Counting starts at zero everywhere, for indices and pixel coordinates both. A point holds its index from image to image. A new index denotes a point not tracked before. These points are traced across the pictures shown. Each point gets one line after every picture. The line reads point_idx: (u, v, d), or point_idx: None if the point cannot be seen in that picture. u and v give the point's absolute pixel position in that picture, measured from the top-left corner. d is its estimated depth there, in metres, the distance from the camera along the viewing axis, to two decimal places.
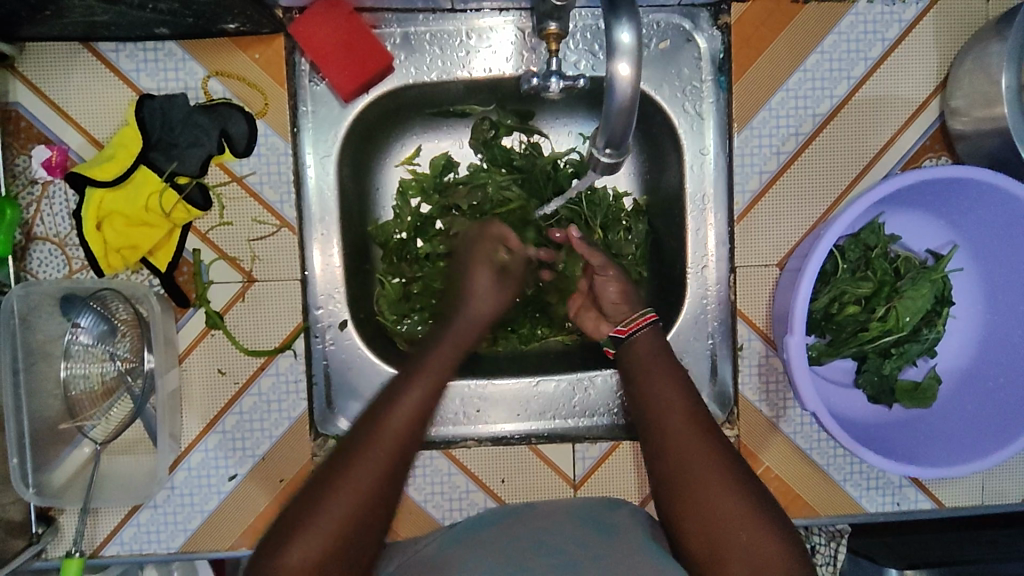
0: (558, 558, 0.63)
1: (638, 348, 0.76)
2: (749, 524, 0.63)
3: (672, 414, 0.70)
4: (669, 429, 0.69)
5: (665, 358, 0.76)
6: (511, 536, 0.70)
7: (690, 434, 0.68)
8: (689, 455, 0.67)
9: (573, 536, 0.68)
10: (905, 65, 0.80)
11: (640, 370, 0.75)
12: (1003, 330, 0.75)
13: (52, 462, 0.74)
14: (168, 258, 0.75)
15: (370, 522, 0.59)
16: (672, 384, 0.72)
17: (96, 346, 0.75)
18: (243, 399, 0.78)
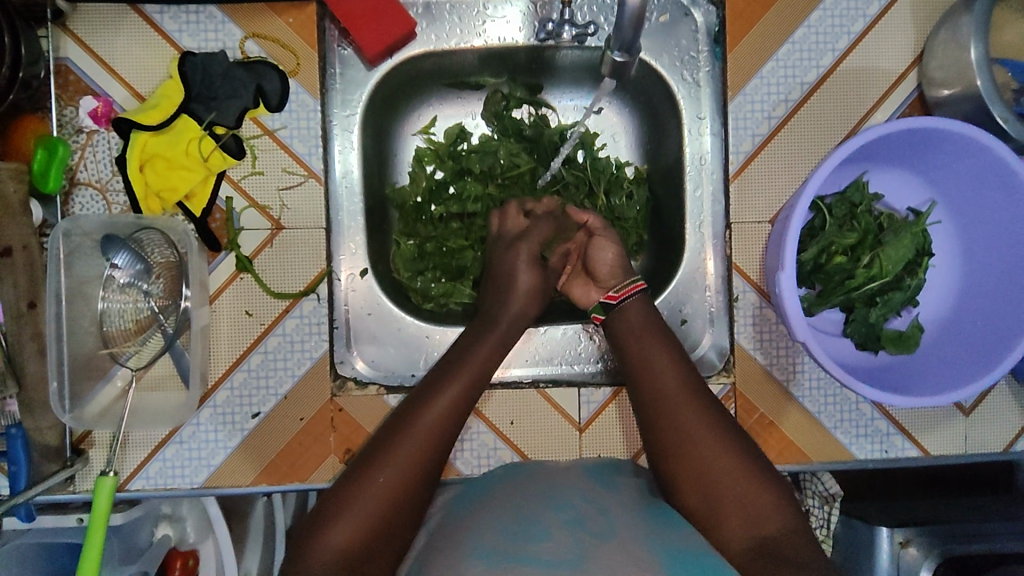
0: (567, 514, 0.65)
1: (628, 313, 0.81)
2: (744, 480, 0.67)
3: (668, 379, 0.75)
4: (667, 394, 0.73)
5: (656, 326, 0.80)
6: (522, 492, 0.72)
7: (686, 398, 0.73)
8: (685, 417, 0.71)
9: (580, 494, 0.70)
10: (885, 39, 0.87)
11: (633, 337, 0.79)
12: (979, 280, 0.81)
13: (87, 394, 0.78)
14: (202, 203, 0.80)
15: (409, 505, 0.67)
16: (666, 353, 0.77)
17: (132, 285, 0.80)
18: (268, 339, 0.82)
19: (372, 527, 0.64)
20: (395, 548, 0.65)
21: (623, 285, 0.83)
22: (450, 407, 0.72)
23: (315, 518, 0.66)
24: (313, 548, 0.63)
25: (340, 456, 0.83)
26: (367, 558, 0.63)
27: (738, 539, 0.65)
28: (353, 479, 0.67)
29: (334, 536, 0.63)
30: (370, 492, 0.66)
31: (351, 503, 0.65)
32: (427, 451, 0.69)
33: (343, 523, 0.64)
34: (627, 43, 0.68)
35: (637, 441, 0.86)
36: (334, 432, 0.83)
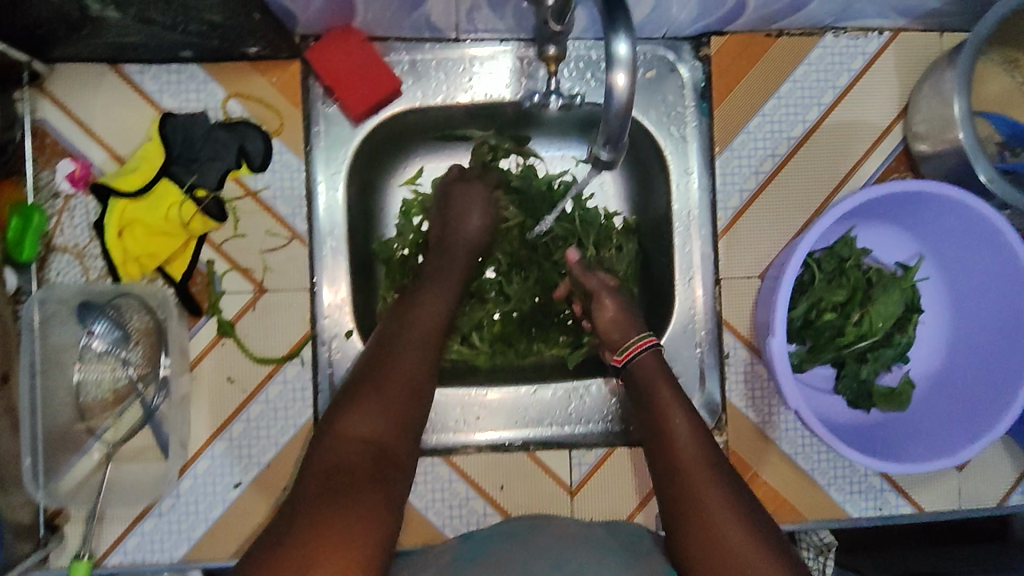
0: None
1: (642, 371, 0.78)
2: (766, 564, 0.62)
3: (685, 448, 0.71)
4: (686, 465, 0.69)
5: (674, 389, 0.76)
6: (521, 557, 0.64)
7: (706, 471, 0.68)
8: (705, 492, 0.67)
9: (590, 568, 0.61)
10: (870, 93, 0.88)
11: (649, 398, 0.76)
12: (969, 336, 0.81)
13: (61, 468, 0.75)
14: (183, 267, 0.78)
15: (420, 393, 0.70)
16: (685, 419, 0.73)
17: (109, 354, 0.77)
18: (250, 406, 0.79)
19: (389, 403, 0.67)
20: (413, 432, 0.68)
21: (627, 348, 0.80)
22: (438, 299, 0.79)
23: (333, 407, 0.67)
24: (336, 439, 0.64)
25: None
26: (390, 443, 0.65)
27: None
28: (364, 374, 0.69)
29: (357, 428, 0.65)
30: (386, 386, 0.68)
31: (373, 383, 0.68)
32: (425, 338, 0.74)
33: (360, 418, 0.65)
34: (614, 140, 0.53)
35: (630, 502, 0.85)
36: None
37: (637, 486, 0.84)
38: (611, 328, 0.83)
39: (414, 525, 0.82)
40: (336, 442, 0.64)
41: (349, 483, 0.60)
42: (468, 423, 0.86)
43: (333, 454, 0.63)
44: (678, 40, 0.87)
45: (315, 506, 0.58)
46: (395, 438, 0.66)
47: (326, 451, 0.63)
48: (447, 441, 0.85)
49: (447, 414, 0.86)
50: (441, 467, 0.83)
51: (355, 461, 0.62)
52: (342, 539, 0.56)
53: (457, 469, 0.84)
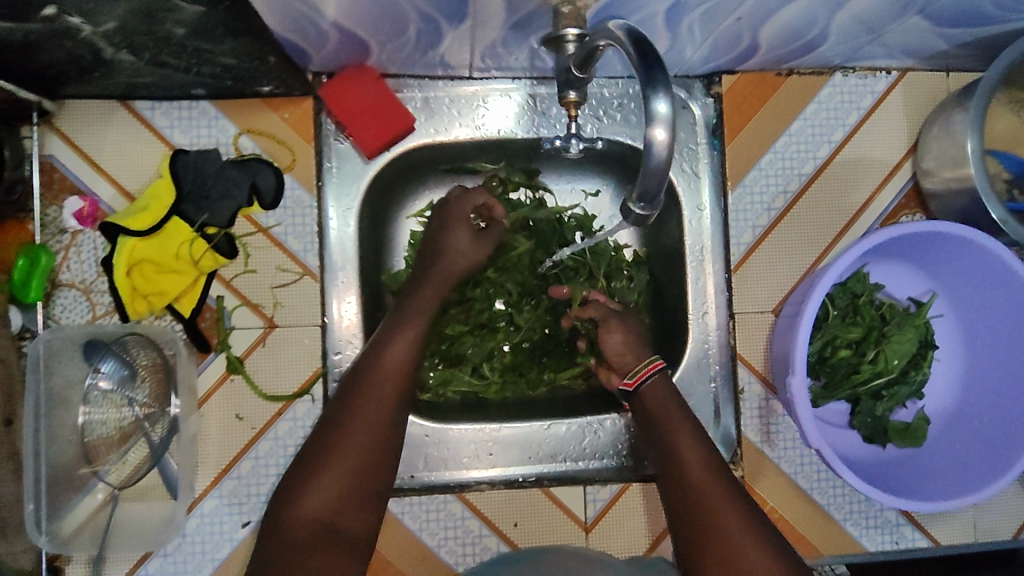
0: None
1: (653, 397, 0.76)
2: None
3: (700, 473, 0.71)
4: (706, 493, 0.69)
5: (684, 410, 0.75)
6: None
7: (727, 497, 0.69)
8: (724, 521, 0.67)
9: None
10: (879, 131, 0.89)
11: (660, 420, 0.75)
12: (983, 372, 0.81)
13: (64, 508, 0.74)
14: (192, 303, 0.77)
15: (383, 455, 0.70)
16: (698, 443, 0.73)
17: (116, 392, 0.76)
18: (260, 443, 0.78)
19: (347, 482, 0.67)
20: (374, 498, 0.69)
21: (637, 370, 0.77)
22: (411, 339, 0.74)
23: (289, 481, 0.68)
24: (291, 521, 0.65)
25: None
26: (342, 519, 0.66)
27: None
28: (321, 438, 0.69)
29: (309, 506, 0.66)
30: (341, 454, 0.68)
31: (328, 458, 0.67)
32: (389, 395, 0.72)
33: (313, 493, 0.66)
34: (650, 196, 0.51)
35: (643, 538, 0.84)
36: None
37: (654, 520, 0.84)
38: (622, 352, 0.80)
39: (429, 562, 0.82)
40: (292, 521, 0.65)
41: (302, 568, 0.63)
42: (481, 459, 0.84)
43: (289, 538, 0.65)
44: (689, 77, 0.87)
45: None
46: (350, 514, 0.67)
47: (282, 538, 0.65)
48: (460, 477, 0.83)
49: (460, 450, 0.84)
50: (454, 504, 0.82)
51: (306, 551, 0.64)
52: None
53: (470, 506, 0.83)
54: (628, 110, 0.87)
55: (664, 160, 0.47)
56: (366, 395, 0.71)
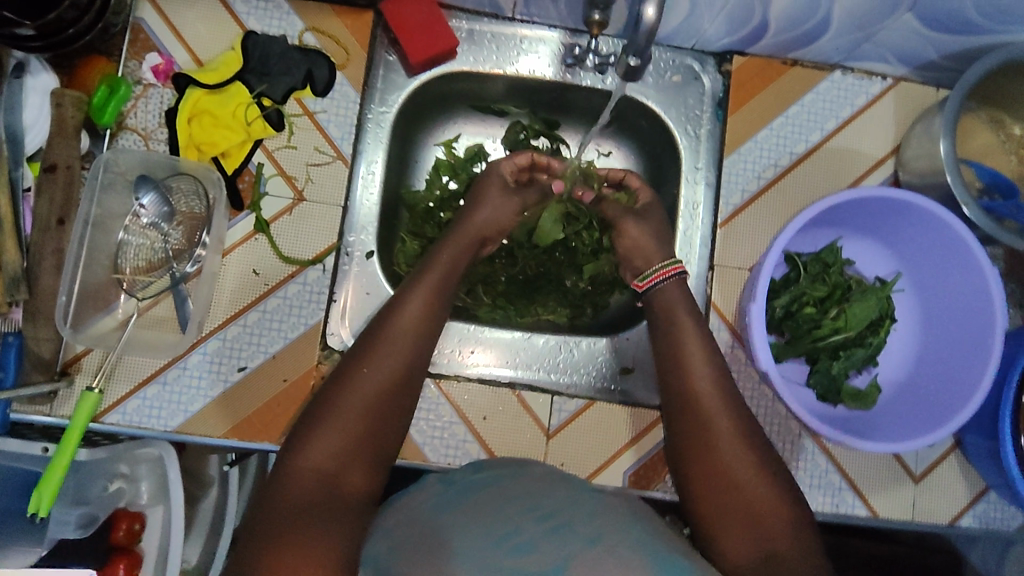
0: (550, 521, 0.63)
1: (664, 296, 0.84)
2: (762, 496, 0.69)
3: (704, 383, 0.76)
4: (699, 395, 0.75)
5: (693, 314, 0.82)
6: (504, 497, 0.67)
7: (722, 406, 0.74)
8: (717, 427, 0.73)
9: (563, 495, 0.68)
10: (869, 127, 0.98)
11: (672, 322, 0.81)
12: (936, 348, 0.89)
13: (86, 320, 0.81)
14: (236, 164, 0.87)
15: (384, 418, 0.71)
16: (702, 348, 0.79)
17: (153, 227, 0.85)
18: (269, 299, 0.86)
19: (349, 440, 0.68)
20: (375, 458, 0.70)
21: (653, 273, 0.86)
22: (425, 305, 0.78)
23: (292, 439, 0.70)
24: (291, 475, 0.66)
25: None
26: (345, 475, 0.67)
27: (742, 547, 0.67)
28: (324, 398, 0.71)
29: (308, 461, 0.67)
30: (341, 414, 0.69)
31: (328, 419, 0.69)
32: (398, 356, 0.74)
33: (313, 450, 0.67)
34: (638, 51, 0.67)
35: (599, 457, 0.90)
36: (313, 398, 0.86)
37: (610, 437, 0.90)
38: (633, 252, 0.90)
39: None
40: (293, 477, 0.66)
41: (308, 522, 0.62)
42: (462, 355, 0.93)
43: (291, 486, 0.66)
44: (704, 53, 0.98)
45: (270, 531, 0.62)
46: (352, 471, 0.68)
47: (282, 490, 0.66)
48: (440, 367, 0.92)
49: (445, 343, 0.93)
50: (431, 388, 0.90)
51: (309, 499, 0.65)
52: (311, 545, 0.60)
53: (445, 393, 0.90)
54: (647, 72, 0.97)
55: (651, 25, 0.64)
56: (372, 359, 0.73)
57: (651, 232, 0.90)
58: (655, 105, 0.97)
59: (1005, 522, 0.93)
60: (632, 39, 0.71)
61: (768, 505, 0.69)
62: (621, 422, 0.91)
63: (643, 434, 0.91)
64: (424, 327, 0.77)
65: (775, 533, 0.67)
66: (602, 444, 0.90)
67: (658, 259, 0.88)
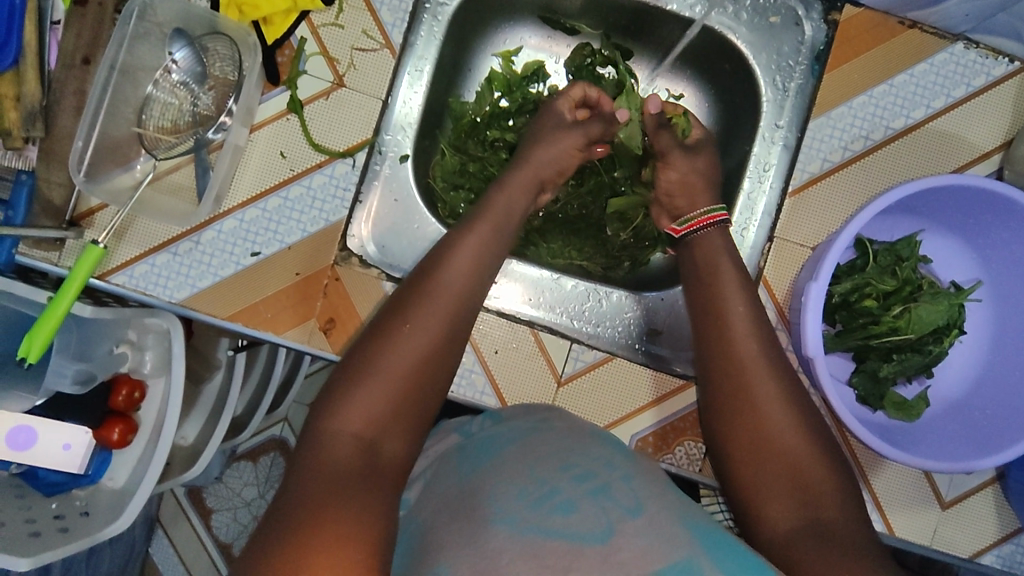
0: (589, 482, 0.57)
1: (705, 241, 0.76)
2: (814, 467, 0.62)
3: (748, 344, 0.67)
4: (749, 384, 0.65)
5: (737, 264, 0.73)
6: (533, 457, 0.62)
7: (765, 367, 0.66)
8: (759, 391, 0.65)
9: (602, 457, 0.62)
10: (981, 113, 0.86)
11: (712, 277, 0.72)
12: (1001, 371, 0.80)
13: (102, 174, 0.76)
14: (277, 34, 0.80)
15: (429, 384, 0.62)
16: (746, 308, 0.69)
17: (183, 88, 0.80)
18: (292, 186, 0.80)
19: (391, 403, 0.60)
20: (418, 426, 0.61)
21: (694, 218, 0.78)
22: (476, 250, 0.70)
23: (329, 392, 0.61)
24: (325, 437, 0.58)
25: (320, 323, 0.81)
26: (385, 442, 0.59)
27: (787, 517, 0.59)
28: (367, 350, 0.62)
29: (347, 421, 0.58)
30: (384, 371, 0.61)
31: (371, 375, 0.60)
32: (450, 311, 0.66)
33: (353, 409, 0.58)
34: None
35: (608, 415, 0.83)
36: (323, 299, 0.81)
37: (624, 397, 0.84)
38: (677, 188, 0.83)
39: None
40: (329, 437, 0.57)
41: (341, 496, 0.53)
42: None
43: (328, 448, 0.57)
44: None
45: (305, 496, 0.53)
46: (392, 437, 0.59)
47: (317, 451, 0.57)
48: None
49: None
50: None
51: (346, 465, 0.56)
52: (349, 519, 0.52)
53: None
54: (742, 7, 0.86)
55: None
56: (420, 310, 0.65)
57: (701, 171, 0.82)
58: (743, 47, 0.87)
59: None
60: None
61: (822, 476, 0.61)
62: (641, 383, 0.84)
63: (660, 401, 0.84)
64: (477, 280, 0.69)
65: (832, 510, 0.59)
66: (613, 404, 0.84)
67: (706, 203, 0.80)
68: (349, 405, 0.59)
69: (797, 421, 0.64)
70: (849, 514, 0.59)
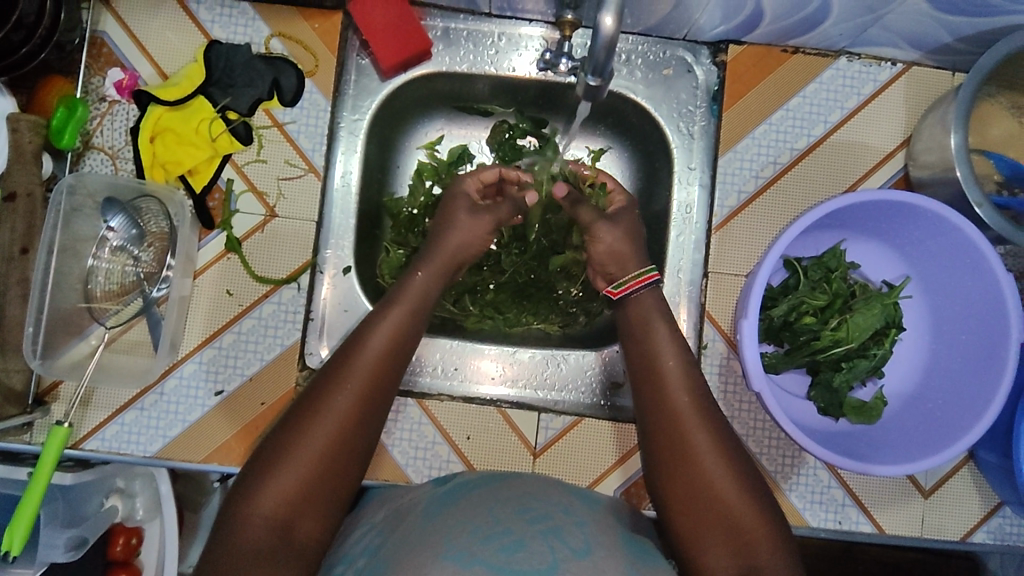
0: (541, 523, 0.60)
1: (639, 306, 0.78)
2: (747, 516, 0.64)
3: (679, 394, 0.70)
4: (686, 428, 0.68)
5: (670, 326, 0.77)
6: (496, 499, 0.65)
7: (699, 417, 0.69)
8: (694, 437, 0.67)
9: (560, 503, 0.65)
10: (877, 117, 0.91)
11: (644, 337, 0.76)
12: (945, 359, 0.84)
13: (59, 348, 0.79)
14: (204, 181, 0.84)
15: (344, 463, 0.63)
16: (677, 356, 0.73)
17: (124, 250, 0.83)
18: (243, 320, 0.83)
19: (306, 485, 0.60)
20: (333, 503, 0.62)
21: (625, 282, 0.80)
22: (398, 330, 0.70)
23: (245, 477, 0.61)
24: (236, 522, 0.58)
25: None
26: (299, 523, 0.60)
27: (723, 570, 0.61)
28: (283, 433, 0.62)
29: (261, 505, 0.59)
30: (296, 454, 0.61)
31: (286, 459, 0.61)
32: (369, 387, 0.66)
33: (265, 494, 0.59)
34: (600, 68, 0.63)
35: (588, 474, 0.87)
36: None
37: (600, 453, 0.87)
38: (606, 259, 0.83)
39: (383, 460, 0.86)
40: (240, 524, 0.58)
41: None
42: (446, 372, 0.90)
43: (238, 535, 0.58)
44: (697, 43, 0.92)
45: None
46: (307, 518, 0.60)
47: (228, 537, 0.58)
48: (423, 385, 0.89)
49: (427, 360, 0.90)
50: (413, 408, 0.87)
51: (256, 552, 0.57)
52: None
53: (428, 412, 0.87)
54: (635, 66, 0.91)
55: (609, 41, 0.59)
56: (334, 393, 0.64)
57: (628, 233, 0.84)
58: (644, 102, 0.91)
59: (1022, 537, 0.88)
60: (590, 56, 0.63)
61: (747, 515, 0.64)
62: (611, 437, 0.88)
63: (634, 452, 0.87)
64: (395, 362, 0.69)
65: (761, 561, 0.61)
66: (590, 464, 0.87)
67: (629, 259, 0.82)
68: (261, 491, 0.59)
69: (731, 467, 0.66)
70: (774, 559, 0.62)
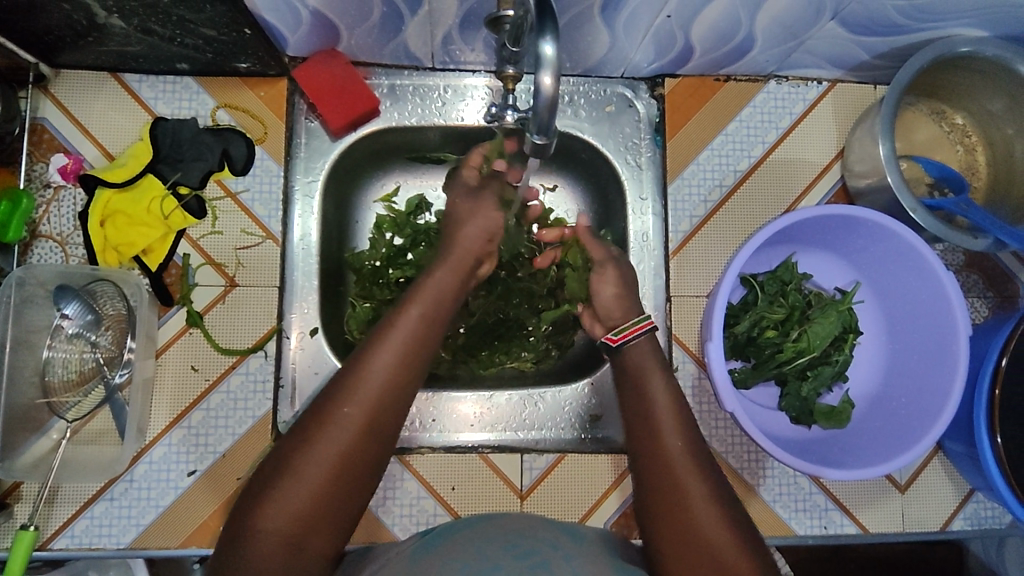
0: (530, 558, 0.59)
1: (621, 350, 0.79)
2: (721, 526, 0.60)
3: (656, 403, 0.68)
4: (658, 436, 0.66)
5: None
6: (482, 538, 0.64)
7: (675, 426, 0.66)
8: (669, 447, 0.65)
9: (547, 538, 0.65)
10: (811, 133, 0.96)
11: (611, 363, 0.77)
12: (902, 356, 0.88)
13: (19, 447, 0.77)
14: (159, 258, 0.83)
15: (365, 473, 0.57)
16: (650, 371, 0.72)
17: (80, 336, 0.80)
18: (211, 396, 0.82)
19: (317, 497, 0.54)
20: (348, 516, 0.56)
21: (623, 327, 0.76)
22: (424, 323, 0.63)
23: (244, 505, 0.55)
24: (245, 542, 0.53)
25: None
26: (311, 540, 0.54)
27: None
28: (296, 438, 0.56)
29: (268, 520, 0.53)
30: (315, 461, 0.55)
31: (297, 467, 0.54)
32: (395, 384, 0.59)
33: (273, 508, 0.53)
34: (544, 127, 0.65)
35: (583, 502, 0.88)
36: None
37: (586, 489, 0.88)
38: None
39: (368, 522, 0.84)
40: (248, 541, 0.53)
41: None
42: (424, 425, 0.90)
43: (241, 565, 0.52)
44: (635, 79, 0.95)
45: None
46: (317, 535, 0.54)
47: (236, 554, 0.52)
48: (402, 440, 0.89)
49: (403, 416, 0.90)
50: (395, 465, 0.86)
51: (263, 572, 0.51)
52: None
53: (410, 469, 0.86)
54: (578, 106, 0.94)
55: (550, 100, 0.61)
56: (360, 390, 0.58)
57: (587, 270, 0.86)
58: (591, 139, 0.94)
59: (996, 519, 0.92)
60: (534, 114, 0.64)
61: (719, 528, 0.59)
62: (596, 470, 0.88)
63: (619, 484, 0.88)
64: (415, 369, 0.60)
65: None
66: (579, 498, 0.88)
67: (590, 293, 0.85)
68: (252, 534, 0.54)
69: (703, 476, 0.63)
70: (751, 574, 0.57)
